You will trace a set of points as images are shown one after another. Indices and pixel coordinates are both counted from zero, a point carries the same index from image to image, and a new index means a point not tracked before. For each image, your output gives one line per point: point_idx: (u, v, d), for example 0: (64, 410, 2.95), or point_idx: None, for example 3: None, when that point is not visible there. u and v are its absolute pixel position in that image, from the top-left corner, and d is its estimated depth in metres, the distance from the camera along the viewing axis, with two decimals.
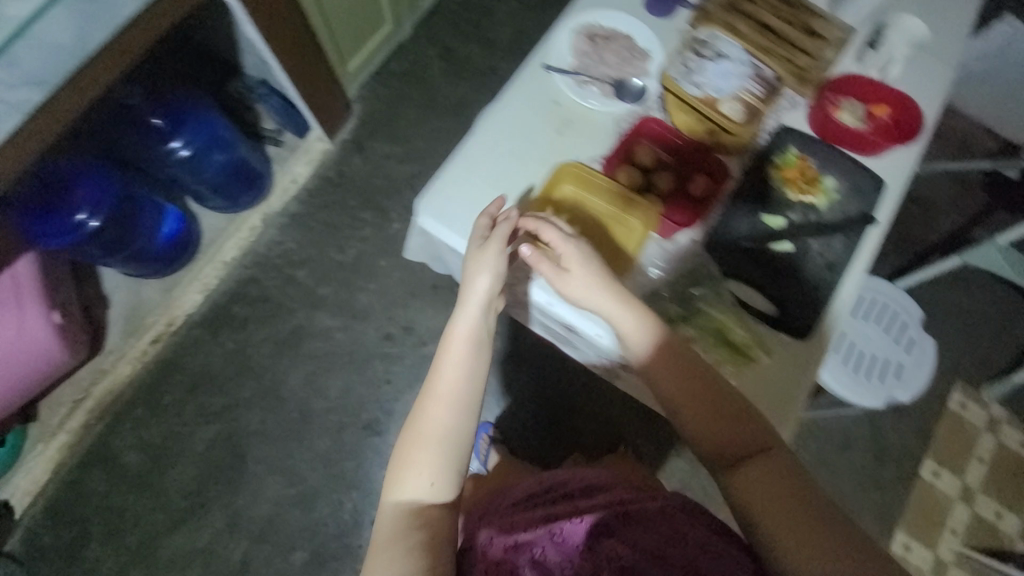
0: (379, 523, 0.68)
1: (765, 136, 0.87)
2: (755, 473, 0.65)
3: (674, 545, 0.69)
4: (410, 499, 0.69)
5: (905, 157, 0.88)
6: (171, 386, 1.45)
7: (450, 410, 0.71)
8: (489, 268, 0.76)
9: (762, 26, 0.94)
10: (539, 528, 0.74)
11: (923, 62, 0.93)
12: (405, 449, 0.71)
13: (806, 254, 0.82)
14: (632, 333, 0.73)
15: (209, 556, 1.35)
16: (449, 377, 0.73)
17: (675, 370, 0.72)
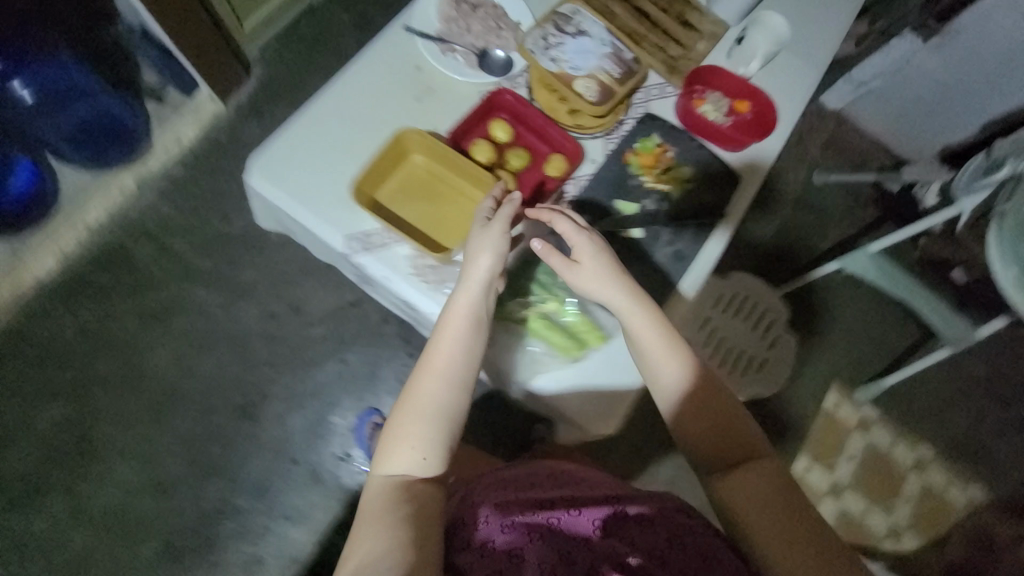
0: (365, 498, 0.62)
1: (627, 124, 0.88)
2: (745, 476, 0.64)
3: (669, 546, 0.66)
4: (399, 475, 0.63)
5: (762, 153, 0.90)
6: (11, 358, 1.30)
7: (443, 390, 0.65)
8: (491, 246, 0.69)
9: (639, 11, 0.93)
10: (534, 514, 0.68)
11: (790, 63, 0.94)
12: (395, 422, 0.65)
13: (654, 242, 0.83)
14: (642, 326, 0.69)
15: (43, 548, 1.22)
16: (444, 350, 0.67)
17: (690, 368, 0.69)
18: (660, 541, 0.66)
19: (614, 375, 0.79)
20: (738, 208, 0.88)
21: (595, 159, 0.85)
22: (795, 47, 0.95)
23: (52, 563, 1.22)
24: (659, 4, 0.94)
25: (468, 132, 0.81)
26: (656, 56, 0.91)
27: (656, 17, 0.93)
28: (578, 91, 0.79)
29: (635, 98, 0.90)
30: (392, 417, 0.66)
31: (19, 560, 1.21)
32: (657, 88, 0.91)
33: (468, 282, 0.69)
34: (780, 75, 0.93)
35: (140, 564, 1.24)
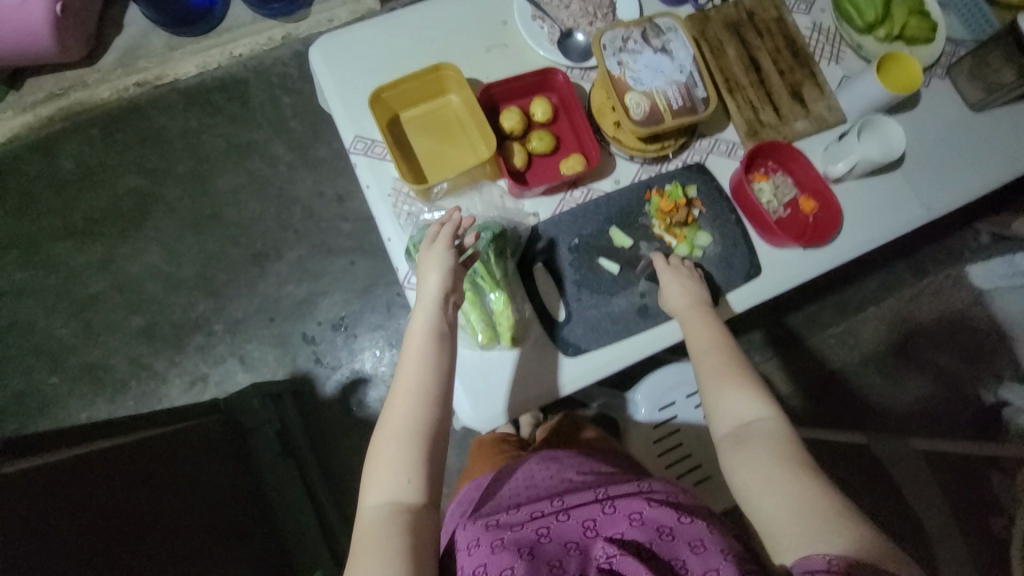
0: (356, 539, 0.59)
1: (673, 164, 0.82)
2: (764, 461, 0.60)
3: (666, 537, 0.59)
4: (390, 502, 0.60)
5: (797, 262, 0.80)
6: (129, 127, 1.55)
7: (416, 408, 0.63)
8: (439, 263, 0.67)
9: (752, 62, 0.85)
10: (526, 519, 0.63)
11: (882, 189, 0.83)
12: (375, 453, 0.63)
13: (628, 285, 0.77)
14: (696, 318, 0.72)
15: (73, 276, 1.47)
16: (407, 373, 0.65)
17: (714, 366, 0.68)
18: (659, 536, 0.60)
19: (512, 393, 0.73)
20: (739, 302, 0.78)
21: (619, 181, 0.81)
22: (900, 180, 0.84)
23: (72, 291, 1.46)
24: (778, 65, 0.85)
25: (508, 96, 0.80)
26: (743, 113, 0.83)
27: (768, 76, 0.85)
28: (627, 104, 0.74)
29: (697, 143, 0.83)
30: (370, 454, 0.63)
31: (54, 276, 1.47)
32: (727, 144, 0.83)
33: (421, 303, 0.67)
34: (866, 196, 0.82)
35: (124, 329, 1.44)
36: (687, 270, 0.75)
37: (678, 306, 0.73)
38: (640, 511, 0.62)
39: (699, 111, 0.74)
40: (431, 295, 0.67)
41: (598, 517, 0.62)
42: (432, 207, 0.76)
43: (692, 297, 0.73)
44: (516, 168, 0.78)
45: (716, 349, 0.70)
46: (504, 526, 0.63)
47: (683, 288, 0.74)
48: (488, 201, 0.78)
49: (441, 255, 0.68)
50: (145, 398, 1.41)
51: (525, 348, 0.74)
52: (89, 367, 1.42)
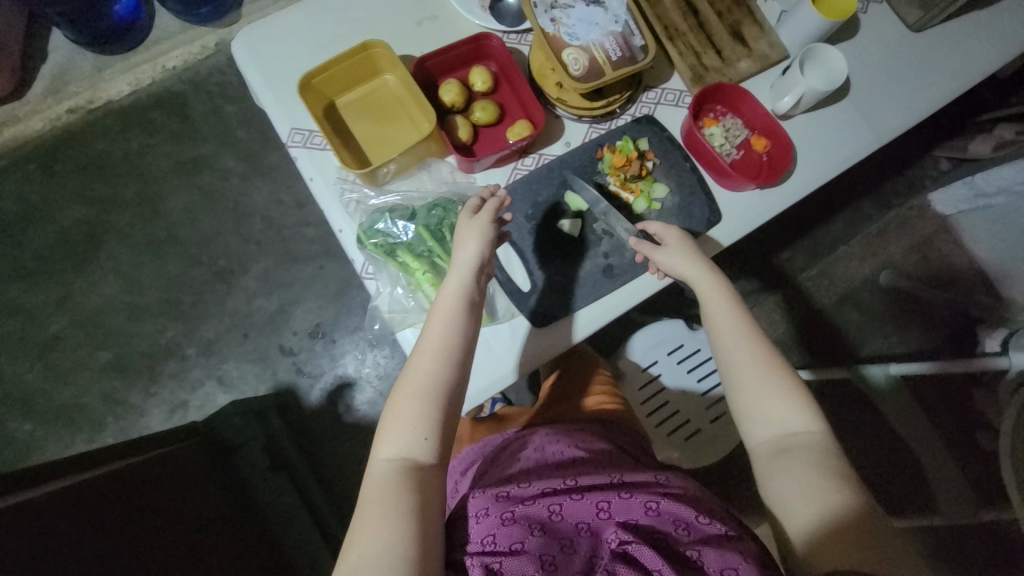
0: (365, 488, 0.58)
1: (622, 119, 0.81)
2: (805, 475, 0.58)
3: (682, 530, 0.57)
4: (403, 459, 0.58)
5: (757, 204, 0.79)
6: (67, 157, 1.48)
7: (440, 371, 0.61)
8: (479, 232, 0.67)
9: (690, 7, 0.83)
10: (536, 496, 0.60)
11: (832, 122, 0.83)
12: (393, 407, 0.61)
13: (590, 247, 0.75)
14: (715, 304, 0.69)
15: (30, 318, 1.41)
16: (433, 334, 0.63)
17: (755, 370, 0.65)
18: (672, 525, 0.58)
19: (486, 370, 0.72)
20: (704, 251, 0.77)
21: (569, 143, 0.80)
22: (849, 109, 0.84)
23: (32, 333, 1.40)
24: (716, 6, 0.84)
25: (445, 69, 0.77)
26: (686, 60, 0.81)
27: (707, 20, 0.83)
28: (564, 61, 0.71)
29: (644, 95, 0.82)
30: (389, 407, 0.62)
31: (10, 320, 1.41)
32: (674, 93, 0.82)
33: (456, 269, 0.66)
34: (818, 129, 0.82)
35: (93, 365, 1.39)
36: (715, 268, 0.71)
37: (711, 305, 0.69)
38: (657, 501, 0.59)
39: (639, 60, 0.72)
40: (462, 264, 0.65)
41: (613, 499, 0.59)
42: (380, 191, 0.74)
43: (725, 297, 0.69)
44: (462, 141, 0.76)
45: (756, 353, 0.66)
46: (513, 499, 0.60)
47: (716, 288, 0.70)
48: (440, 180, 0.76)
49: (474, 222, 0.68)
50: (124, 432, 1.36)
51: (492, 324, 0.73)
52: (61, 409, 1.37)
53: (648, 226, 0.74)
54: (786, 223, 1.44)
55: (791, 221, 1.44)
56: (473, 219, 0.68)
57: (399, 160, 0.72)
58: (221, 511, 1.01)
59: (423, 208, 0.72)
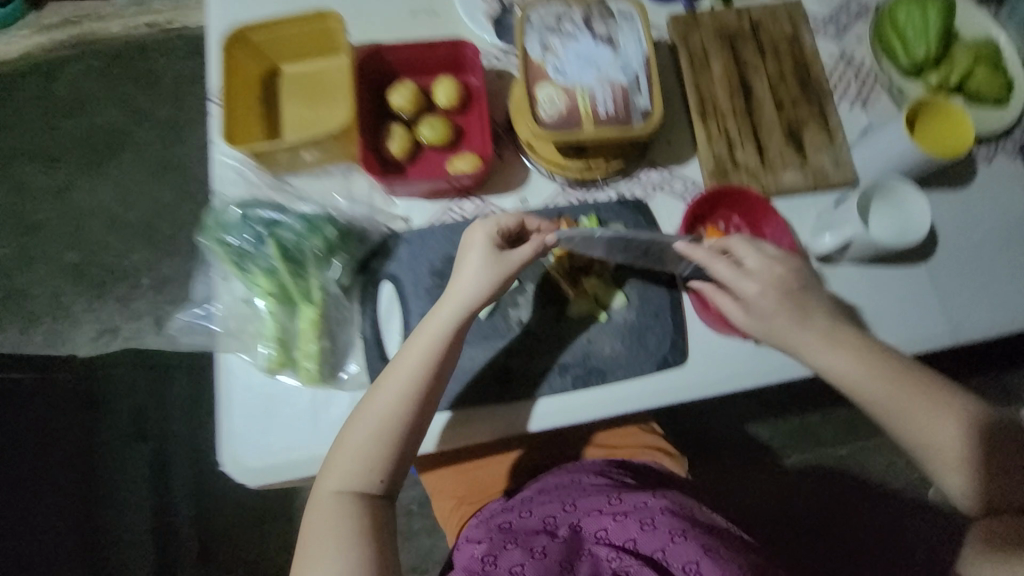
0: (310, 519, 0.49)
1: (604, 193, 0.63)
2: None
3: (677, 543, 0.52)
4: (354, 493, 0.50)
5: (745, 362, 0.57)
6: (127, 65, 1.52)
7: (406, 409, 0.50)
8: (495, 265, 0.52)
9: (744, 84, 0.64)
10: (532, 518, 0.60)
11: (887, 292, 0.59)
12: (347, 439, 0.50)
13: (495, 337, 0.57)
14: (857, 381, 0.51)
15: (28, 198, 1.43)
16: (408, 364, 0.51)
17: (941, 449, 0.49)
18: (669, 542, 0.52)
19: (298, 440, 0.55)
20: (641, 398, 0.56)
21: (528, 201, 0.62)
22: (921, 279, 0.60)
23: (24, 213, 1.42)
24: (778, 94, 0.64)
25: (410, 66, 0.62)
26: (713, 148, 0.62)
27: (761, 107, 0.63)
28: (537, 98, 0.55)
29: (645, 174, 0.63)
30: (341, 434, 0.51)
31: (13, 194, 1.44)
32: (683, 183, 0.63)
33: (455, 296, 0.52)
34: (870, 291, 0.59)
35: (57, 262, 1.38)
36: (845, 334, 0.52)
37: (859, 387, 0.51)
38: (652, 518, 0.55)
39: (633, 127, 0.54)
40: (467, 293, 0.52)
41: (610, 525, 0.56)
42: (272, 182, 0.59)
43: (883, 378, 0.51)
44: (391, 157, 0.60)
45: (955, 431, 0.49)
46: (513, 529, 0.58)
47: (864, 369, 0.51)
48: (350, 192, 0.60)
49: (483, 245, 0.53)
50: (52, 338, 1.33)
51: (331, 390, 0.55)
52: (10, 294, 1.36)
53: (712, 268, 0.53)
54: None
55: None
56: (492, 243, 0.53)
57: (304, 154, 0.57)
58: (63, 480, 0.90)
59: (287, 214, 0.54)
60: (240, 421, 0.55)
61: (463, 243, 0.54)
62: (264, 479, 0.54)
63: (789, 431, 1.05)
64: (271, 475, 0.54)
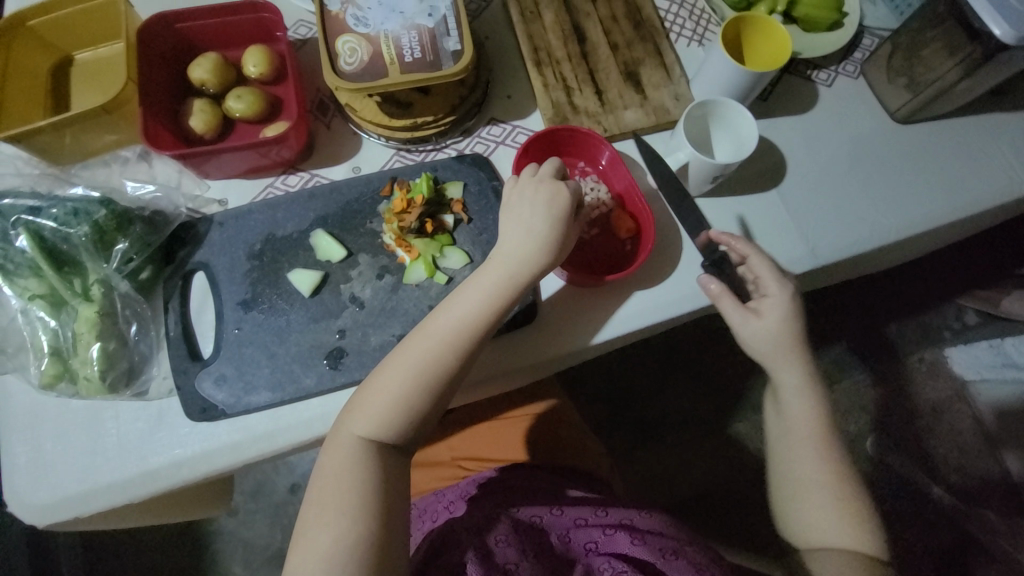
0: (324, 460, 0.44)
1: (444, 153, 0.58)
2: (841, 529, 0.50)
3: (668, 556, 0.54)
4: (380, 443, 0.44)
5: (603, 313, 0.54)
6: None
7: (444, 365, 0.45)
8: (556, 206, 0.49)
9: (577, 30, 0.62)
10: (526, 513, 0.58)
11: (743, 225, 0.57)
12: (381, 382, 0.45)
13: (324, 316, 0.50)
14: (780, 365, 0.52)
15: None
16: (460, 307, 0.47)
17: (811, 438, 0.51)
18: (664, 556, 0.54)
19: (94, 465, 0.46)
20: (498, 364, 0.52)
21: (361, 168, 0.58)
22: (774, 206, 0.59)
23: None
24: (612, 37, 0.62)
25: (212, 38, 0.57)
26: (551, 94, 0.59)
27: (596, 50, 0.61)
28: (337, 49, 0.50)
29: (485, 130, 0.60)
30: (372, 379, 0.46)
31: None
32: (526, 135, 0.60)
33: (518, 236, 0.49)
34: (728, 221, 0.57)
35: None
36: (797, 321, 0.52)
37: (773, 365, 0.52)
38: (642, 532, 0.56)
39: (443, 71, 0.50)
40: (525, 249, 0.48)
41: (601, 538, 0.56)
42: (60, 173, 0.52)
43: (799, 361, 0.52)
44: (194, 135, 0.54)
45: (810, 406, 0.52)
46: (516, 526, 0.56)
47: (799, 364, 0.52)
48: (151, 177, 0.53)
49: (543, 187, 0.49)
50: None
51: (130, 399, 0.47)
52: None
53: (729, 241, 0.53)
54: None
55: None
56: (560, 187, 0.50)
57: (86, 137, 0.51)
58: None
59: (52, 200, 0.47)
60: (25, 452, 0.46)
61: (512, 191, 0.51)
62: (57, 516, 0.45)
63: (716, 399, 1.01)
64: (65, 510, 0.45)
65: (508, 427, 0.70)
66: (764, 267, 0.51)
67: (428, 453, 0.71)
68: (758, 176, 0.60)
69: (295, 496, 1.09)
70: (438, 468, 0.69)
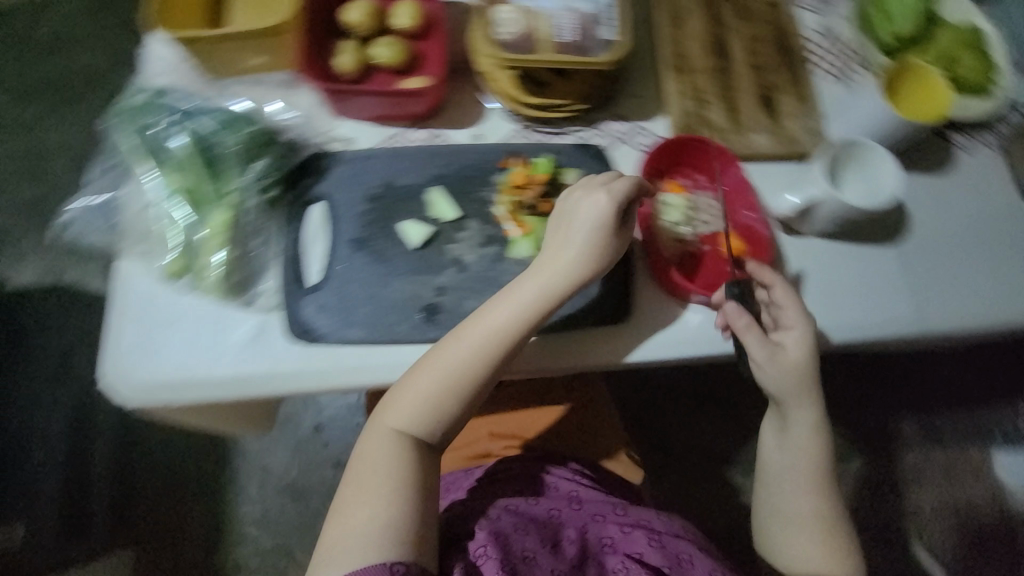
0: (360, 453, 0.46)
1: (566, 138, 0.59)
2: (820, 559, 0.51)
3: (687, 565, 0.50)
4: (414, 435, 0.46)
5: (696, 329, 0.53)
6: None
7: (480, 361, 0.47)
8: (603, 221, 0.49)
9: (720, 43, 0.61)
10: (540, 506, 0.57)
11: (848, 274, 0.57)
12: (416, 380, 0.47)
13: (428, 270, 0.52)
14: (794, 400, 0.51)
15: None
16: (500, 312, 0.47)
17: (804, 474, 0.52)
18: (679, 563, 0.50)
19: (190, 360, 0.49)
20: (578, 353, 0.53)
21: (482, 136, 0.58)
22: (887, 261, 0.57)
23: None
24: (755, 57, 0.61)
25: None
26: (683, 103, 0.59)
27: (736, 67, 0.60)
28: (495, 17, 0.51)
29: (609, 124, 0.60)
30: (405, 379, 0.48)
31: None
32: (648, 137, 0.60)
33: (563, 249, 0.49)
34: (838, 266, 0.57)
35: None
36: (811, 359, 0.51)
37: (784, 397, 0.51)
38: (660, 535, 0.52)
39: (593, 58, 0.50)
40: (568, 261, 0.49)
41: (616, 536, 0.53)
42: (207, 88, 0.55)
43: (806, 401, 0.52)
44: (337, 72, 0.56)
45: (812, 438, 0.52)
46: (529, 516, 0.54)
47: (806, 401, 0.51)
48: (291, 104, 0.56)
49: (590, 202, 0.49)
50: None
51: (235, 307, 0.50)
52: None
53: (764, 274, 0.52)
54: None
55: None
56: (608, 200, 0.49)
57: (244, 55, 0.54)
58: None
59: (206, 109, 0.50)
60: (128, 334, 0.48)
61: (561, 205, 0.50)
62: (148, 400, 0.48)
63: (749, 440, 0.99)
64: (156, 397, 0.48)
65: (543, 417, 0.71)
66: (788, 299, 0.51)
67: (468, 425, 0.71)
68: (876, 228, 0.58)
69: (317, 435, 1.13)
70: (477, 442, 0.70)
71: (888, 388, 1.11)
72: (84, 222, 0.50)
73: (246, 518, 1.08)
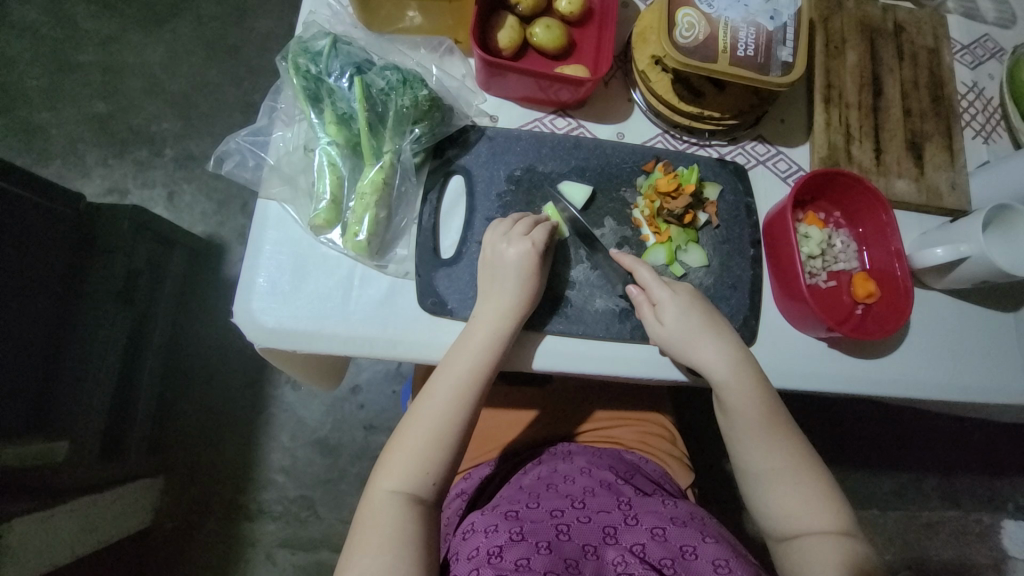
0: (363, 519, 0.44)
1: (706, 151, 0.58)
2: (809, 507, 0.47)
3: (689, 556, 0.48)
4: (416, 487, 0.45)
5: (811, 362, 0.53)
6: None
7: (454, 410, 0.46)
8: (519, 264, 0.47)
9: (874, 81, 0.60)
10: (541, 510, 0.51)
11: (966, 333, 0.56)
12: (402, 436, 0.46)
13: (563, 260, 0.52)
14: (713, 360, 0.48)
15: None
16: (456, 375, 0.46)
17: (789, 477, 0.48)
18: (681, 556, 0.48)
19: (315, 309, 0.48)
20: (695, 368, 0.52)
21: (624, 135, 0.58)
22: (1006, 327, 0.57)
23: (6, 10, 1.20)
24: (907, 99, 0.60)
25: None
26: (830, 135, 0.58)
27: (888, 108, 0.59)
28: (676, 21, 0.50)
29: (751, 144, 0.59)
30: (396, 437, 0.46)
31: None
32: (788, 164, 0.59)
33: (479, 325, 0.47)
34: (954, 323, 0.56)
35: (32, 78, 1.17)
36: (753, 362, 0.49)
37: (700, 363, 0.49)
38: (664, 526, 0.49)
39: (769, 77, 0.49)
40: (502, 302, 0.47)
41: (620, 524, 0.50)
42: (371, 40, 0.54)
43: (761, 406, 0.48)
44: (496, 46, 0.53)
45: (745, 380, 0.48)
46: (524, 518, 0.50)
47: (760, 399, 0.48)
48: (445, 74, 0.55)
49: (517, 253, 0.48)
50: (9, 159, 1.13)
51: (370, 268, 0.50)
52: None
53: (633, 268, 0.51)
54: (827, 438, 1.09)
55: (832, 436, 1.09)
56: (496, 280, 0.48)
57: (409, 14, 0.53)
58: (31, 328, 0.82)
59: (379, 66, 0.50)
60: (260, 271, 0.49)
61: (490, 256, 0.49)
62: (274, 342, 0.47)
63: None
64: (284, 342, 0.48)
65: (579, 407, 0.67)
66: (648, 274, 0.50)
67: (513, 413, 0.66)
68: (998, 292, 0.58)
69: (352, 398, 1.10)
70: (523, 430, 0.65)
71: (916, 445, 1.10)
72: (240, 157, 0.53)
73: (274, 466, 1.06)
